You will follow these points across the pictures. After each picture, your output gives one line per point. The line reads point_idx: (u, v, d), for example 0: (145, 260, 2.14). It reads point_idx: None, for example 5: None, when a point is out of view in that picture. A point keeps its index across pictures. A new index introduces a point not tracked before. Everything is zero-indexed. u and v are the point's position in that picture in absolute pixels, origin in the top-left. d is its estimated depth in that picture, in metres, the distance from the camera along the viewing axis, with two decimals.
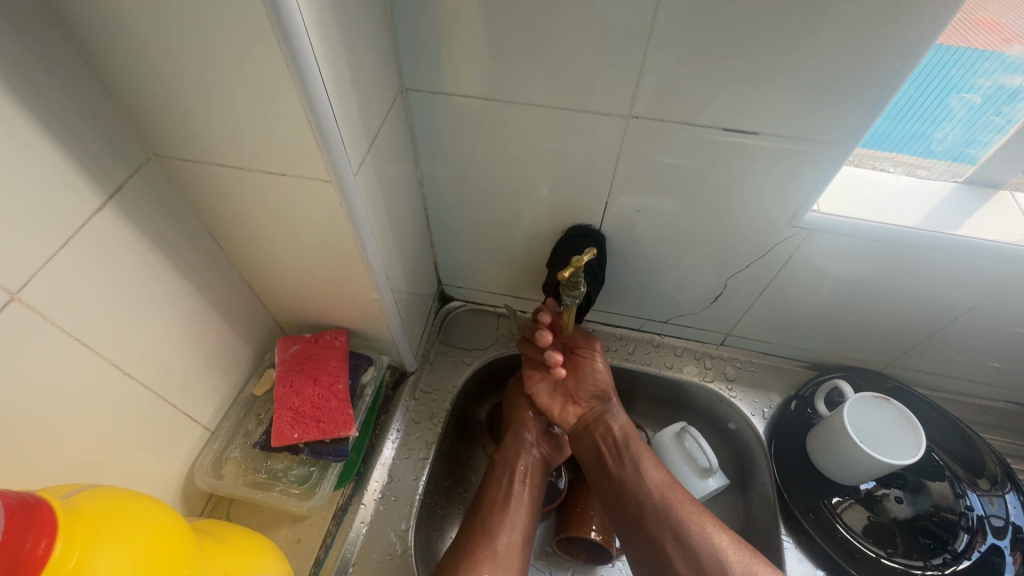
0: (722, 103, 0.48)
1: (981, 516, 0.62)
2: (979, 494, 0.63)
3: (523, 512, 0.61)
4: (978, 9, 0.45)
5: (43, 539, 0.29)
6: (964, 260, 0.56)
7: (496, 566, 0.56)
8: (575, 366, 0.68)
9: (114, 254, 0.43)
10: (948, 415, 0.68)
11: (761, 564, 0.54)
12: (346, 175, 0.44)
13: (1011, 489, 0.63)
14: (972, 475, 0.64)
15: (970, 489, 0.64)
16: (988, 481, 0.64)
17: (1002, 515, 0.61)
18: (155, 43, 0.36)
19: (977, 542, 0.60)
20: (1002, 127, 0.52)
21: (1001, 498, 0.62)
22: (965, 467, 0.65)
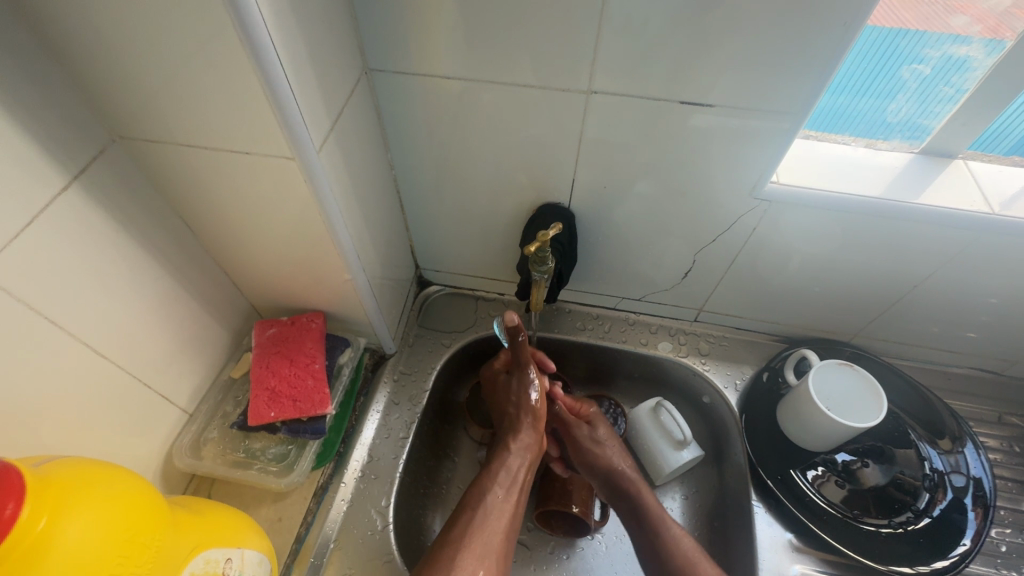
0: (678, 77, 0.49)
1: (942, 473, 0.64)
2: (940, 452, 0.66)
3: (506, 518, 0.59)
4: None
5: (10, 502, 0.29)
6: (921, 228, 0.57)
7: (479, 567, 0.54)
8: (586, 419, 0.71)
9: (82, 234, 0.43)
10: (912, 381, 0.70)
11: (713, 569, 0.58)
12: (308, 152, 0.44)
13: (969, 444, 0.66)
14: (933, 436, 0.67)
15: (931, 449, 0.66)
16: (948, 441, 0.66)
17: (963, 473, 0.64)
18: (106, 20, 0.36)
19: (938, 499, 0.63)
20: (952, 97, 0.54)
21: (961, 455, 0.65)
22: (926, 429, 0.68)
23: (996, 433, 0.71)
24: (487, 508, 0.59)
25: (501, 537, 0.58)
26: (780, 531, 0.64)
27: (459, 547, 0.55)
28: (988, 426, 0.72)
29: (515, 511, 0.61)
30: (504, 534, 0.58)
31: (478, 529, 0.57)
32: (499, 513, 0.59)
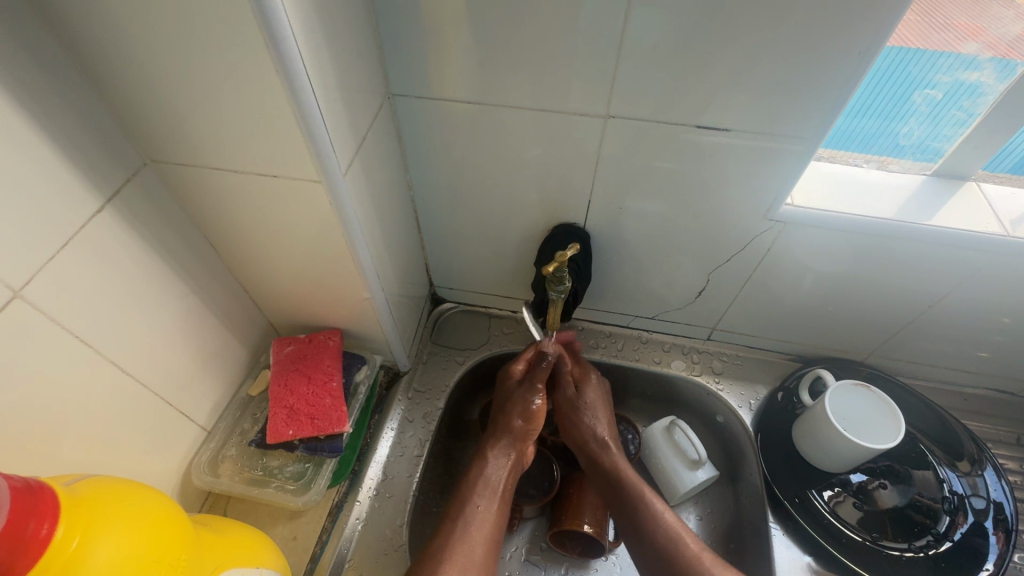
0: (695, 102, 0.51)
1: (962, 496, 0.63)
2: (959, 475, 0.65)
3: (488, 525, 0.60)
4: (960, 14, 0.49)
5: (45, 522, 0.30)
6: (936, 249, 0.58)
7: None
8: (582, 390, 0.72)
9: (113, 254, 0.44)
10: (928, 402, 0.70)
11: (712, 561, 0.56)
12: (334, 175, 0.45)
13: (989, 467, 0.65)
14: (952, 457, 0.66)
15: (950, 471, 0.65)
16: (967, 463, 0.65)
17: (984, 496, 0.63)
18: (146, 49, 0.37)
19: (958, 523, 0.62)
20: (964, 121, 0.55)
21: (981, 478, 0.64)
22: (945, 451, 0.67)
23: (1013, 455, 0.70)
24: (471, 517, 0.60)
25: (484, 546, 0.58)
26: (798, 554, 0.64)
27: (440, 560, 0.55)
28: (1006, 448, 0.71)
29: (498, 519, 0.61)
30: (487, 544, 0.58)
31: (461, 540, 0.57)
32: (481, 520, 0.60)
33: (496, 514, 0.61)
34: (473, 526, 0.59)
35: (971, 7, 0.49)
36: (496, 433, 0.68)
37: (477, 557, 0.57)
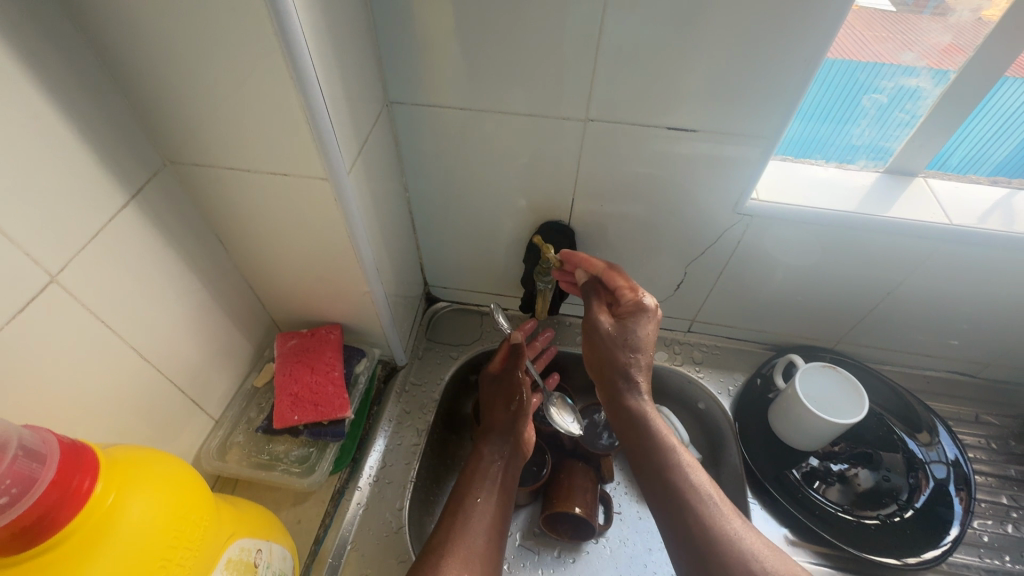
0: (668, 105, 0.56)
1: (923, 463, 0.69)
2: (919, 445, 0.70)
3: (489, 516, 0.63)
4: (914, 27, 0.55)
5: (87, 477, 0.33)
6: (891, 237, 0.63)
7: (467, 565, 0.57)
8: (627, 327, 0.60)
9: (135, 246, 0.47)
10: (883, 377, 0.75)
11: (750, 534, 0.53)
12: (339, 173, 0.50)
13: (943, 433, 0.70)
14: (911, 430, 0.71)
15: (911, 441, 0.71)
16: (926, 433, 0.71)
17: (943, 461, 0.69)
18: (172, 58, 0.41)
19: (920, 489, 0.67)
20: (909, 121, 0.61)
21: (939, 445, 0.70)
22: (904, 423, 0.72)
23: (975, 431, 0.75)
24: (470, 512, 0.63)
25: (485, 538, 0.61)
26: (777, 527, 0.67)
27: (443, 554, 0.58)
28: (968, 425, 0.76)
29: (498, 511, 0.65)
30: (488, 535, 0.61)
31: (462, 532, 0.61)
32: (481, 514, 0.63)
33: (496, 506, 0.65)
34: (472, 520, 0.62)
35: (926, 22, 0.55)
36: (490, 428, 0.72)
37: (479, 549, 0.59)
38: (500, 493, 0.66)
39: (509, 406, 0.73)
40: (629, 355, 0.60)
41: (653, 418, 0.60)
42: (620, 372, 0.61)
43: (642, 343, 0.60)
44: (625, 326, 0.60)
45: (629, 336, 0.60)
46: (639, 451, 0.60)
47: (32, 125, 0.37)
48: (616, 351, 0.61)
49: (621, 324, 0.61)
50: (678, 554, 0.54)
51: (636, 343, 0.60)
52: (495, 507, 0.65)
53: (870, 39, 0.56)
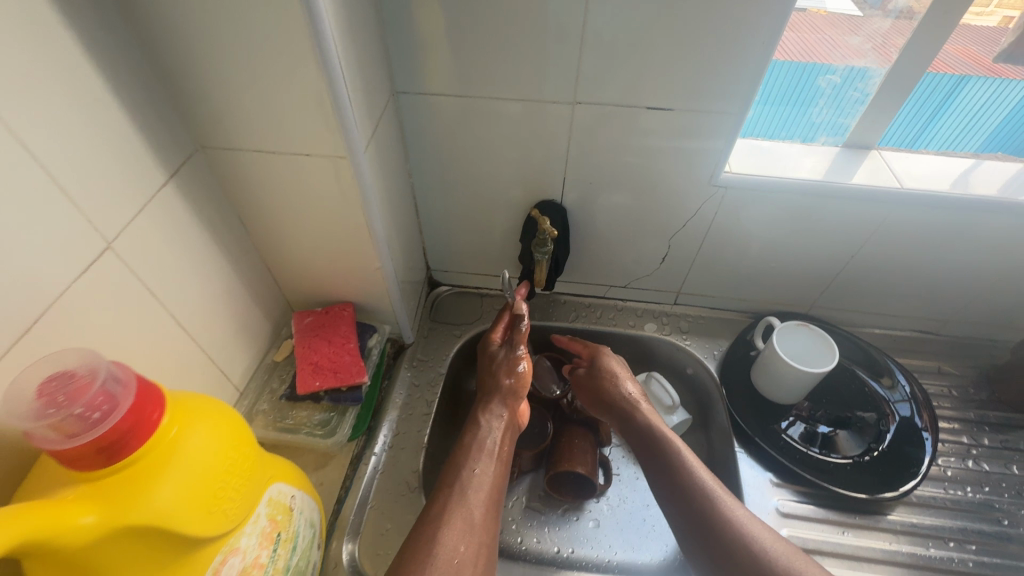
0: (649, 88, 0.62)
1: (889, 403, 0.76)
2: (883, 387, 0.78)
3: (486, 487, 0.62)
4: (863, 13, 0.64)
5: (156, 409, 0.37)
6: (852, 203, 0.70)
7: (468, 535, 0.57)
8: (597, 363, 0.77)
9: (174, 221, 0.52)
10: (842, 332, 0.83)
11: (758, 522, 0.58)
12: (357, 153, 0.55)
13: (898, 370, 0.78)
14: (874, 375, 0.79)
15: (874, 382, 0.78)
16: (888, 378, 0.78)
17: (906, 398, 0.76)
18: (211, 47, 0.46)
19: (887, 423, 0.75)
20: (861, 99, 0.68)
21: (899, 384, 0.77)
22: (866, 368, 0.80)
23: (938, 381, 0.82)
24: (467, 484, 0.62)
25: (484, 507, 0.60)
26: (762, 473, 0.72)
27: (441, 524, 0.57)
28: (931, 377, 0.83)
29: (496, 480, 0.64)
30: (486, 506, 0.61)
31: (458, 503, 0.60)
32: (477, 485, 0.62)
33: (494, 475, 0.64)
34: (469, 493, 0.61)
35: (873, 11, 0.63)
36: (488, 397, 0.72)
37: (478, 518, 0.59)
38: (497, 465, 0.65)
39: (506, 376, 0.73)
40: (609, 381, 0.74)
41: (661, 429, 0.68)
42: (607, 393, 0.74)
43: (613, 371, 0.75)
44: (594, 363, 0.77)
45: (601, 370, 0.76)
46: (649, 460, 0.67)
47: (93, 106, 0.42)
48: (598, 384, 0.75)
49: (592, 366, 0.77)
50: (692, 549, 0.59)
51: (609, 373, 0.75)
52: (494, 479, 0.64)
53: (823, 31, 0.65)
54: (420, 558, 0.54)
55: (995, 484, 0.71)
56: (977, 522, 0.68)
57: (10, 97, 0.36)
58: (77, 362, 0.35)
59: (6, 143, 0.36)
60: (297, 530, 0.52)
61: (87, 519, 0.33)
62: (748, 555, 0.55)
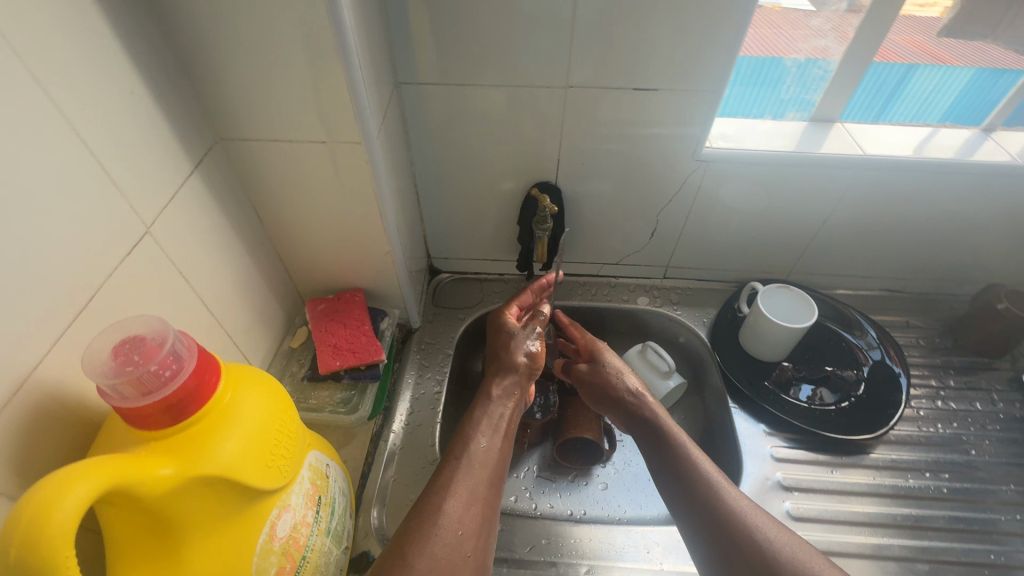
0: (637, 71, 0.66)
1: (863, 352, 0.84)
2: (857, 340, 0.85)
3: (492, 459, 0.60)
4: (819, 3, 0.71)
5: (214, 376, 0.39)
6: (821, 173, 0.77)
7: (469, 508, 0.54)
8: (599, 357, 0.77)
9: (199, 210, 0.55)
10: (814, 291, 0.90)
11: (766, 517, 0.56)
12: (370, 140, 0.58)
13: (870, 325, 0.85)
14: (846, 328, 0.86)
15: (848, 335, 0.85)
16: (858, 330, 0.85)
17: (876, 348, 0.84)
18: (234, 40, 0.49)
19: (859, 371, 0.82)
20: (823, 76, 0.75)
21: (868, 336, 0.84)
22: (837, 322, 0.87)
23: (907, 333, 0.90)
24: (473, 455, 0.59)
25: (488, 480, 0.58)
26: (755, 425, 0.78)
27: (444, 492, 0.55)
28: (901, 330, 0.90)
29: (501, 454, 0.62)
30: (491, 480, 0.58)
31: (462, 474, 0.57)
32: (484, 457, 0.59)
33: (499, 449, 0.61)
34: (475, 464, 0.58)
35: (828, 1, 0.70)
36: (499, 370, 0.71)
37: (482, 491, 0.56)
38: (502, 439, 0.63)
39: (521, 353, 0.72)
40: (611, 373, 0.75)
41: (665, 419, 0.68)
42: (609, 383, 0.74)
43: (616, 366, 0.76)
44: (597, 358, 0.77)
45: (603, 364, 0.76)
46: (651, 447, 0.66)
47: (129, 98, 0.45)
48: (601, 376, 0.75)
49: (593, 362, 0.77)
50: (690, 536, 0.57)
51: (612, 367, 0.75)
52: (499, 452, 0.61)
53: (780, 27, 0.73)
54: (420, 524, 0.52)
55: (962, 420, 0.79)
56: (948, 453, 0.75)
57: (61, 89, 0.38)
58: (145, 330, 0.39)
59: (59, 131, 0.38)
60: (335, 498, 0.55)
61: (166, 471, 0.35)
62: (748, 542, 0.53)
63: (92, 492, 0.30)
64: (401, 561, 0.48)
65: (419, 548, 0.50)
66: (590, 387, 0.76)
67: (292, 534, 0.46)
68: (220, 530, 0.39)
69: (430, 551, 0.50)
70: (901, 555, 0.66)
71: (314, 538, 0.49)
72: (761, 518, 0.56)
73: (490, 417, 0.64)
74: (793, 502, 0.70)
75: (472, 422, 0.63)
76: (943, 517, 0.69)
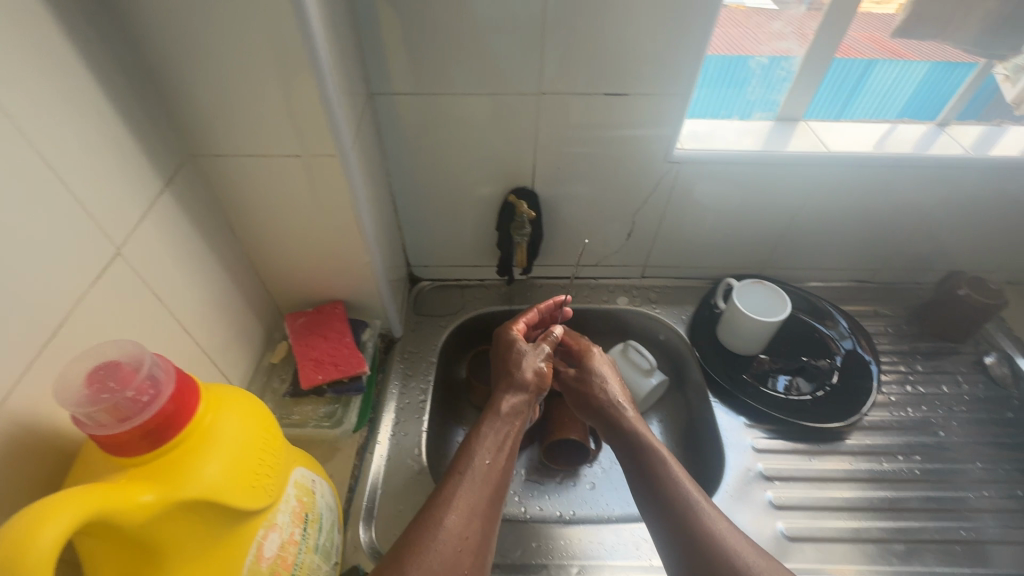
0: (608, 76, 0.68)
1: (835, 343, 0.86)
2: (829, 331, 0.88)
3: (494, 475, 0.60)
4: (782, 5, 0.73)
5: (193, 398, 0.39)
6: (788, 171, 0.79)
7: (468, 524, 0.54)
8: (587, 364, 0.79)
9: (171, 228, 0.54)
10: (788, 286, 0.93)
11: (741, 540, 0.56)
12: (345, 151, 0.58)
13: (843, 316, 0.88)
14: (818, 320, 0.89)
15: (821, 327, 0.88)
16: (830, 321, 0.88)
17: (848, 337, 0.87)
18: (202, 55, 0.49)
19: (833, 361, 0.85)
20: (787, 77, 0.78)
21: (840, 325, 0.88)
22: (810, 314, 0.90)
23: (876, 322, 0.93)
24: (476, 472, 0.59)
25: (490, 497, 0.58)
26: (736, 418, 0.80)
27: (445, 508, 0.55)
28: (870, 319, 0.94)
29: (504, 469, 0.62)
30: (492, 496, 0.58)
31: (463, 491, 0.57)
32: (488, 473, 0.59)
33: (502, 466, 0.61)
34: (477, 481, 0.58)
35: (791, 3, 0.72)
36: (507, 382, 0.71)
37: (482, 507, 0.56)
38: (505, 455, 0.63)
39: (532, 369, 0.72)
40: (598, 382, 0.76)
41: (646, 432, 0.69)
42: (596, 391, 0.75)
43: (604, 376, 0.77)
44: (586, 365, 0.78)
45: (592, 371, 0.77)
46: (633, 457, 0.67)
47: (95, 117, 0.44)
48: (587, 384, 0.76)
49: (581, 369, 0.78)
50: (670, 557, 0.58)
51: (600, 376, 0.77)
52: (502, 468, 0.61)
53: (742, 27, 0.74)
54: (420, 539, 0.52)
55: (930, 403, 0.82)
56: (919, 436, 0.78)
57: (24, 110, 0.37)
58: (121, 353, 0.38)
59: (23, 154, 0.37)
60: (322, 513, 0.54)
61: (147, 497, 0.35)
62: (723, 566, 0.53)
63: (67, 529, 0.29)
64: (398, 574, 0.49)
65: (415, 562, 0.50)
66: (575, 394, 0.77)
67: (280, 553, 0.45)
68: (206, 554, 0.39)
69: (427, 566, 0.50)
70: (879, 537, 0.68)
71: (302, 555, 0.49)
72: (737, 541, 0.56)
73: (494, 432, 0.64)
74: (775, 491, 0.72)
75: (479, 438, 0.63)
76: (916, 497, 0.72)
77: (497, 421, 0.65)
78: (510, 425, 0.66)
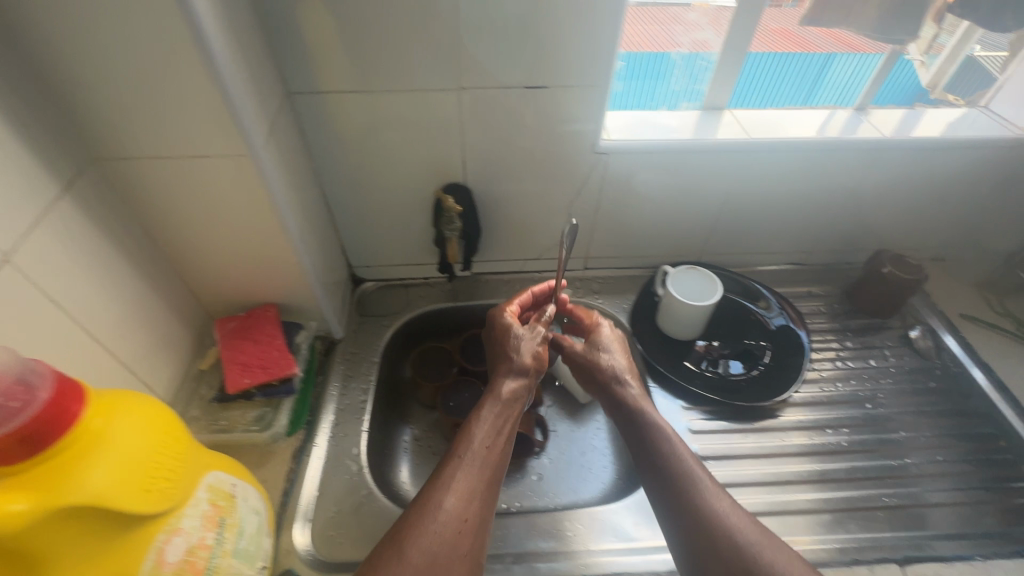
0: (526, 69, 0.68)
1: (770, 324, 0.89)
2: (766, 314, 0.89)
3: (494, 457, 0.59)
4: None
5: (78, 403, 0.38)
6: (715, 158, 0.81)
7: (467, 508, 0.54)
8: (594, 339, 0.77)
9: (74, 235, 0.52)
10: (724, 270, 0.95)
11: (741, 515, 0.57)
12: (256, 150, 0.57)
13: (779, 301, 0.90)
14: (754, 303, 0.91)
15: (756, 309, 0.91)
16: (766, 303, 0.91)
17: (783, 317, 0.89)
18: (91, 56, 0.48)
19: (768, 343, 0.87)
20: (708, 66, 0.80)
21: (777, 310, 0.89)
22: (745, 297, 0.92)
23: (810, 302, 0.96)
24: (476, 455, 0.59)
25: (489, 478, 0.58)
26: (674, 402, 0.81)
27: (445, 491, 0.55)
28: (805, 300, 0.97)
29: (504, 450, 0.62)
30: (492, 478, 0.58)
31: (462, 474, 0.57)
32: (487, 456, 0.59)
33: (501, 448, 0.61)
34: (476, 466, 0.58)
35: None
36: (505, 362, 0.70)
37: (482, 490, 0.56)
38: (505, 437, 0.62)
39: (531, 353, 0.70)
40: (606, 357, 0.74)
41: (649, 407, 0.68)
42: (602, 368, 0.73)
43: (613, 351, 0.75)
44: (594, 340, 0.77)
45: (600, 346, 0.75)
46: (633, 435, 0.66)
47: None
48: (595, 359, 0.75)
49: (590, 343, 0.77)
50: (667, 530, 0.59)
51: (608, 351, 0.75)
52: (501, 450, 0.61)
53: (658, 20, 0.76)
54: (420, 521, 0.52)
55: (859, 378, 0.85)
56: (848, 409, 0.81)
57: None
58: None
59: None
60: (245, 517, 0.53)
61: (18, 507, 0.34)
62: (727, 544, 0.54)
63: None
64: (398, 557, 0.49)
65: (412, 544, 0.50)
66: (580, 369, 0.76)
67: (188, 558, 0.45)
68: (96, 561, 0.38)
69: (421, 549, 0.50)
70: (809, 508, 0.70)
71: (218, 559, 0.48)
72: (739, 517, 0.57)
73: (496, 414, 0.64)
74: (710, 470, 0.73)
75: (478, 421, 0.62)
76: (845, 468, 0.74)
77: (497, 405, 0.64)
78: (511, 408, 0.65)
